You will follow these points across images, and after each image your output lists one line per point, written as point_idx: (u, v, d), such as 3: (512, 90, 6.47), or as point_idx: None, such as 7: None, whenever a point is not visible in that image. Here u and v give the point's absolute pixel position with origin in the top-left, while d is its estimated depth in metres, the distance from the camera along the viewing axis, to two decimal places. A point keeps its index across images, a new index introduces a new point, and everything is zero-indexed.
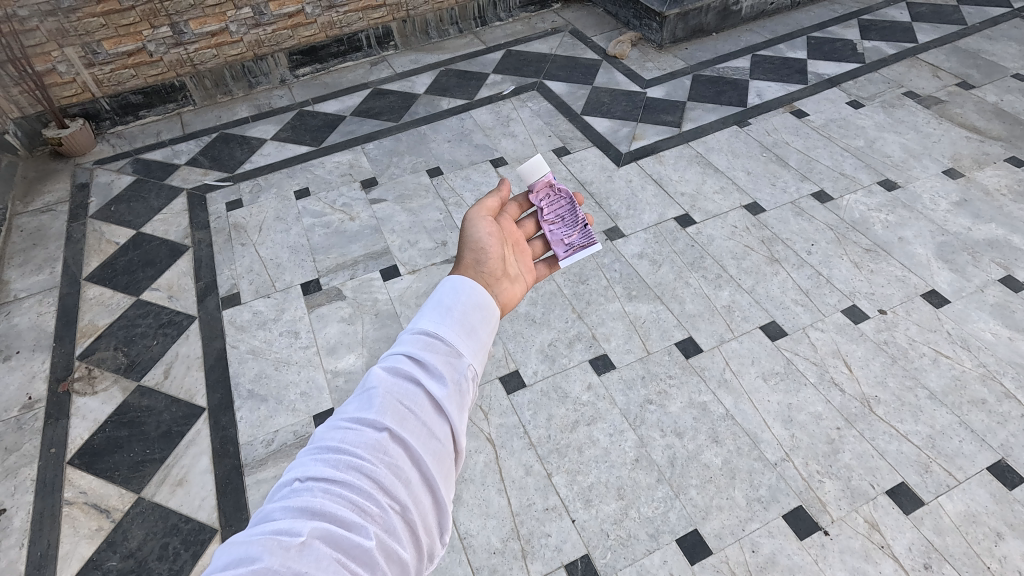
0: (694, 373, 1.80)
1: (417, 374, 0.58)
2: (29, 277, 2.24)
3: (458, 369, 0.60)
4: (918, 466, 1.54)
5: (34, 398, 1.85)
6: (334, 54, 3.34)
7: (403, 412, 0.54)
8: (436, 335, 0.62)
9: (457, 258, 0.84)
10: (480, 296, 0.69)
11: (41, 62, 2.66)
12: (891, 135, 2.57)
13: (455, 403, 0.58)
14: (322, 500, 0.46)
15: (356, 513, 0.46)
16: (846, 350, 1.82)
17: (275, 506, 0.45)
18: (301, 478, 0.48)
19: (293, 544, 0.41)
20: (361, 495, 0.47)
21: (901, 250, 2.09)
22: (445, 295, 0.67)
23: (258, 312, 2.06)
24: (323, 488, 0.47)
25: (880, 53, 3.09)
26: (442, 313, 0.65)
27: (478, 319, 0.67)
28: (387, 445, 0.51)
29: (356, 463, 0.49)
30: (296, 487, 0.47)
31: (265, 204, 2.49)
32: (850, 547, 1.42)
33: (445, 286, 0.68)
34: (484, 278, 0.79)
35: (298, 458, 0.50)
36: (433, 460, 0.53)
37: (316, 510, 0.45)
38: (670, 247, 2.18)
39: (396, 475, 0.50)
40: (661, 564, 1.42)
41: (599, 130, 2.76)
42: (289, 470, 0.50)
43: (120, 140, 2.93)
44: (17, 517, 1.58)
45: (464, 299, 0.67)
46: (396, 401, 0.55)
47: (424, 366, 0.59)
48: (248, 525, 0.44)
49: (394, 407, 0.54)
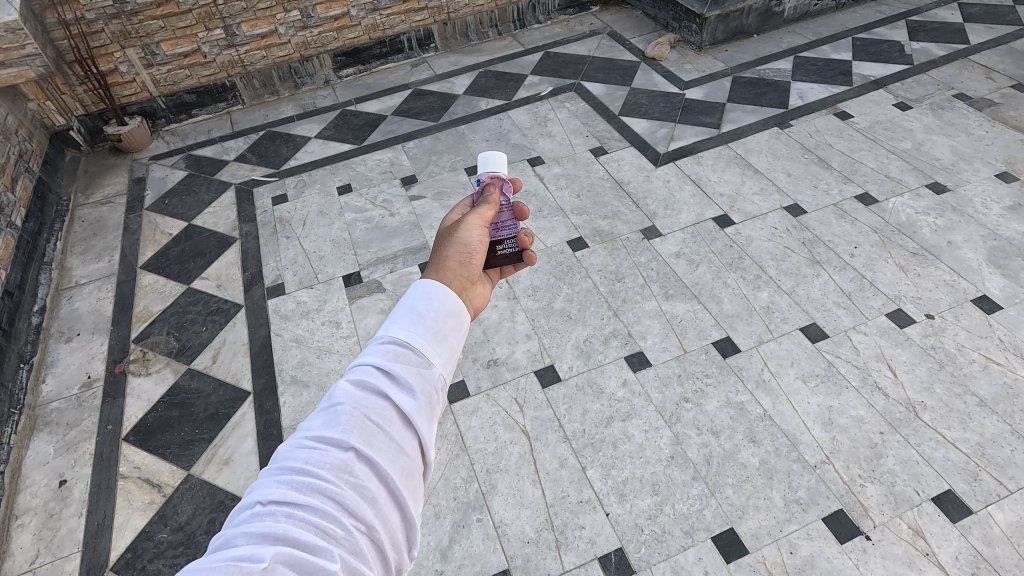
0: (732, 373, 1.78)
1: (386, 387, 0.54)
2: (89, 265, 2.36)
3: (429, 379, 0.56)
4: (966, 475, 1.50)
5: (93, 377, 1.95)
6: (376, 55, 3.43)
7: (371, 429, 0.51)
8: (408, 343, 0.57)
9: (438, 256, 0.77)
10: (451, 299, 0.63)
11: (105, 63, 2.81)
12: (940, 138, 2.50)
13: (425, 414, 0.54)
14: (285, 525, 0.43)
15: (320, 537, 0.43)
16: (891, 354, 1.78)
17: (235, 532, 0.42)
18: (263, 501, 0.45)
19: (254, 568, 0.38)
20: (326, 517, 0.44)
21: (950, 254, 2.03)
22: (418, 299, 0.61)
23: (302, 302, 2.13)
24: (286, 513, 0.44)
25: (929, 55, 3.00)
26: (414, 316, 0.59)
27: (453, 324, 0.61)
28: (353, 465, 0.48)
29: (320, 485, 0.46)
30: (258, 512, 0.44)
31: (309, 199, 2.58)
32: (893, 553, 1.39)
33: (417, 290, 0.63)
34: (460, 280, 0.72)
35: (260, 479, 0.47)
36: (401, 476, 0.50)
37: (278, 536, 0.42)
38: (708, 247, 2.17)
39: (363, 494, 0.47)
40: (696, 561, 1.41)
41: (637, 131, 2.76)
42: (251, 490, 0.47)
43: (173, 137, 3.07)
44: (77, 488, 1.67)
45: (438, 304, 0.62)
46: (363, 417, 0.51)
47: (394, 378, 0.55)
48: (207, 552, 0.42)
49: (362, 424, 0.51)
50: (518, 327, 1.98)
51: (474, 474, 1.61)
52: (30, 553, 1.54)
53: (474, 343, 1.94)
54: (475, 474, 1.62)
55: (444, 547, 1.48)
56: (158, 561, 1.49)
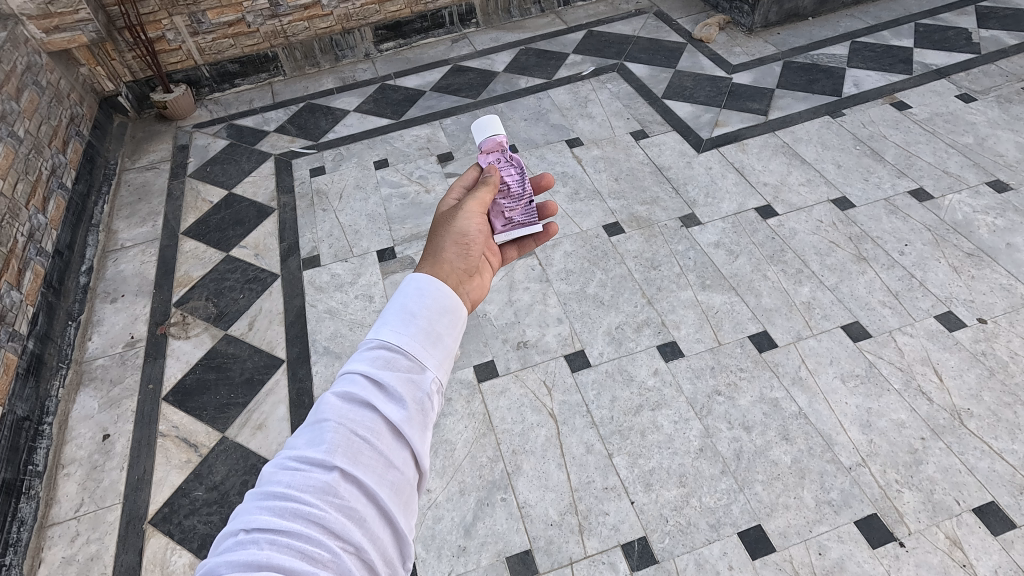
0: (767, 368, 1.74)
1: (374, 398, 0.51)
2: (134, 228, 2.43)
3: (420, 387, 0.53)
4: (1011, 487, 1.44)
5: (136, 337, 2.02)
6: (417, 30, 3.40)
7: (357, 445, 0.48)
8: (396, 347, 0.55)
9: (434, 247, 0.74)
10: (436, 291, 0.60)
11: (153, 30, 2.85)
12: (1006, 133, 2.36)
13: (416, 424, 0.51)
14: (268, 552, 0.40)
15: (305, 561, 0.41)
16: (938, 358, 1.71)
17: (219, 562, 0.40)
18: (246, 529, 0.42)
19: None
20: (311, 542, 0.42)
21: (1008, 257, 1.93)
22: (408, 299, 0.58)
23: (336, 275, 2.15)
24: (270, 539, 0.41)
25: (999, 44, 2.83)
26: (405, 320, 0.57)
27: (445, 325, 0.59)
28: (339, 485, 0.45)
29: (303, 510, 0.43)
30: (241, 539, 0.42)
31: (346, 172, 2.59)
32: (928, 562, 1.35)
33: (408, 289, 0.60)
34: (457, 275, 0.69)
35: (243, 504, 0.45)
36: (390, 491, 0.48)
37: (262, 563, 0.40)
38: (749, 239, 2.10)
39: (351, 514, 0.45)
40: (720, 555, 1.40)
41: (681, 115, 2.68)
42: (235, 518, 0.44)
43: (216, 106, 3.11)
44: (119, 442, 1.73)
45: (430, 304, 0.59)
46: (348, 433, 0.48)
47: (383, 389, 0.52)
48: None
49: (348, 441, 0.48)
50: (550, 310, 1.96)
51: (500, 454, 1.62)
52: (75, 501, 1.61)
53: (505, 324, 1.93)
54: (501, 454, 1.62)
55: (468, 524, 1.49)
56: (193, 518, 1.55)
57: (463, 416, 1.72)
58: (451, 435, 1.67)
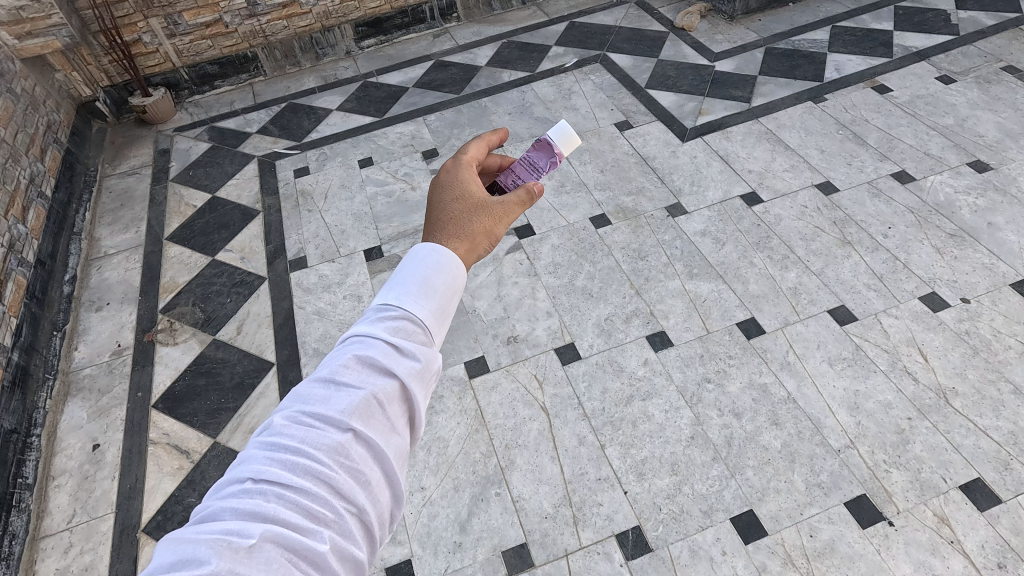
0: (755, 354, 1.75)
1: (390, 363, 0.50)
2: (117, 235, 2.40)
3: (434, 359, 0.52)
4: (996, 463, 1.46)
5: (123, 346, 2.00)
6: (398, 25, 3.37)
7: (369, 408, 0.47)
8: (412, 318, 0.54)
9: (465, 221, 0.69)
10: (447, 264, 0.58)
11: (129, 33, 2.80)
12: (986, 113, 2.38)
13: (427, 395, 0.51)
14: (276, 506, 0.40)
15: (309, 518, 0.40)
16: (923, 339, 1.73)
17: (223, 507, 0.39)
18: (253, 478, 0.41)
19: (242, 545, 0.36)
20: (317, 500, 0.41)
21: (990, 236, 1.95)
22: (431, 271, 0.57)
23: (324, 276, 2.14)
24: (277, 492, 0.40)
25: (977, 25, 2.84)
26: (423, 292, 0.55)
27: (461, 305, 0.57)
28: (349, 446, 0.45)
29: (313, 467, 0.42)
30: (248, 488, 0.41)
31: (331, 171, 2.57)
32: (916, 540, 1.37)
33: (433, 259, 0.58)
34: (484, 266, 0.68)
35: (250, 452, 0.43)
36: (397, 458, 0.47)
37: (268, 517, 0.39)
38: (735, 226, 2.11)
39: (358, 476, 0.44)
40: (713, 541, 1.41)
41: (664, 105, 2.68)
42: (240, 464, 0.43)
43: (197, 109, 3.08)
44: (110, 452, 1.72)
45: (450, 282, 0.57)
46: (362, 395, 0.47)
47: (399, 354, 0.51)
48: (192, 526, 0.39)
49: (362, 403, 0.47)
50: (539, 304, 1.96)
51: (493, 450, 1.62)
52: (68, 512, 1.60)
53: (495, 320, 1.93)
54: (494, 449, 1.63)
55: (463, 520, 1.50)
56: None
57: (455, 413, 1.72)
58: (443, 432, 1.67)
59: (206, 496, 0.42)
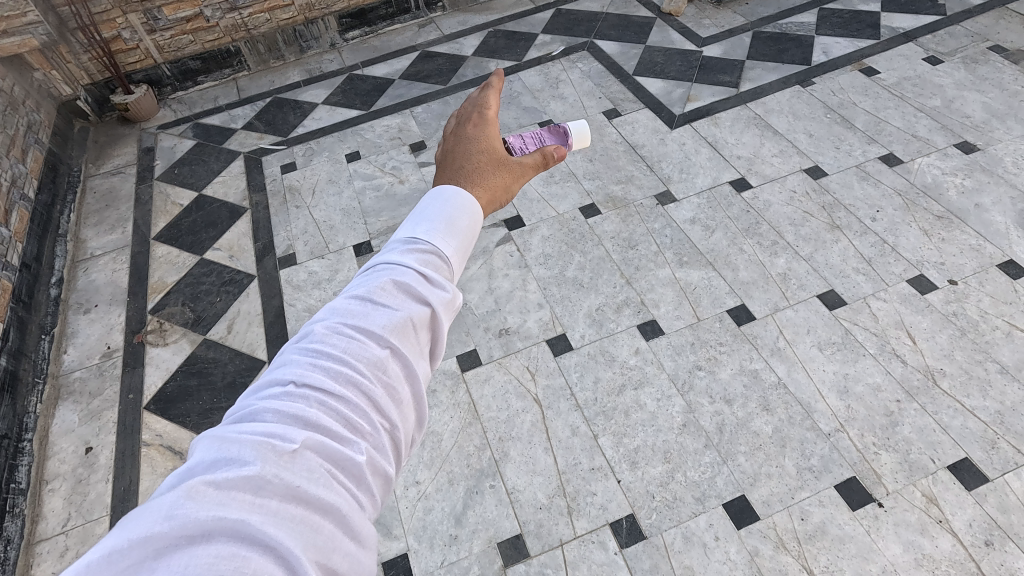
0: (746, 341, 1.76)
1: (425, 290, 0.49)
2: (103, 236, 2.38)
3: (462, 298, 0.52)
4: (984, 442, 1.48)
5: (113, 347, 1.99)
6: (382, 16, 3.33)
7: (406, 329, 0.46)
8: (441, 254, 0.53)
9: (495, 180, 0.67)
10: (473, 205, 0.58)
11: (108, 29, 2.75)
12: (973, 93, 2.38)
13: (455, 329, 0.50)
14: (316, 412, 0.38)
15: (346, 429, 0.39)
16: (911, 321, 1.74)
17: (264, 407, 0.38)
18: (295, 382, 0.40)
19: (286, 448, 0.35)
20: (355, 412, 0.40)
21: (977, 217, 1.96)
22: (461, 212, 0.56)
23: (314, 272, 2.13)
24: (318, 399, 0.39)
25: (964, 4, 2.84)
26: (448, 229, 0.54)
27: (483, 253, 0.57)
28: (386, 364, 0.43)
29: (354, 378, 0.41)
30: (288, 390, 0.39)
31: (318, 166, 2.55)
32: (906, 520, 1.39)
33: (462, 202, 0.57)
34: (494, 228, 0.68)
35: (288, 358, 0.42)
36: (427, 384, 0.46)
37: (310, 422, 0.38)
38: (724, 213, 2.11)
39: (393, 394, 0.43)
40: (706, 527, 1.43)
41: (652, 92, 2.66)
42: (276, 369, 0.41)
43: (180, 105, 3.04)
44: (103, 454, 1.72)
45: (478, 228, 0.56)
46: (400, 316, 0.46)
47: (432, 286, 0.50)
48: (230, 425, 0.37)
49: (400, 323, 0.46)
50: (530, 296, 1.96)
51: (487, 442, 1.63)
52: (63, 516, 1.60)
53: (486, 313, 1.93)
54: (488, 442, 1.63)
55: (458, 513, 1.51)
56: None
57: (448, 406, 1.72)
58: (437, 426, 1.68)
59: (240, 398, 0.40)
